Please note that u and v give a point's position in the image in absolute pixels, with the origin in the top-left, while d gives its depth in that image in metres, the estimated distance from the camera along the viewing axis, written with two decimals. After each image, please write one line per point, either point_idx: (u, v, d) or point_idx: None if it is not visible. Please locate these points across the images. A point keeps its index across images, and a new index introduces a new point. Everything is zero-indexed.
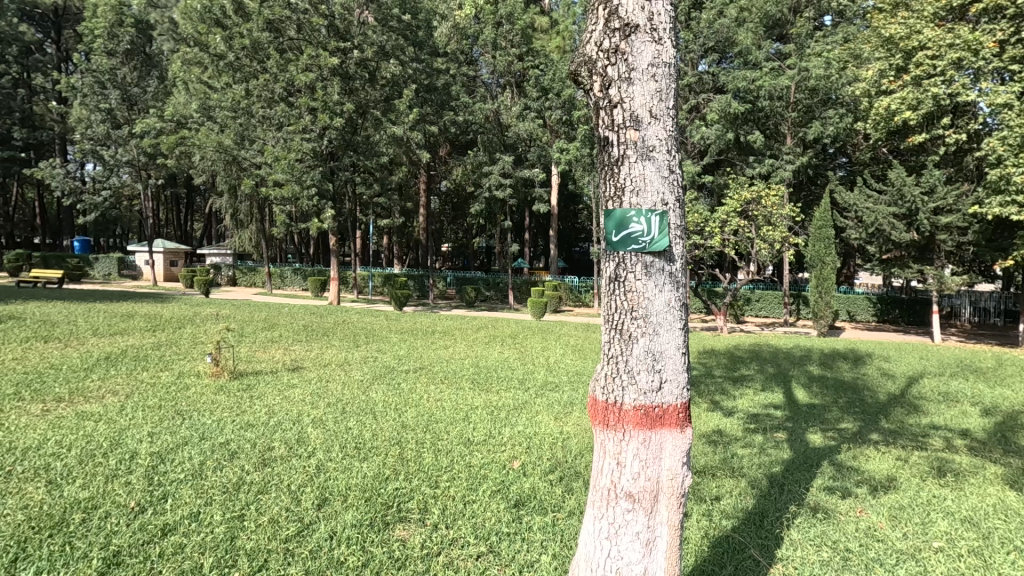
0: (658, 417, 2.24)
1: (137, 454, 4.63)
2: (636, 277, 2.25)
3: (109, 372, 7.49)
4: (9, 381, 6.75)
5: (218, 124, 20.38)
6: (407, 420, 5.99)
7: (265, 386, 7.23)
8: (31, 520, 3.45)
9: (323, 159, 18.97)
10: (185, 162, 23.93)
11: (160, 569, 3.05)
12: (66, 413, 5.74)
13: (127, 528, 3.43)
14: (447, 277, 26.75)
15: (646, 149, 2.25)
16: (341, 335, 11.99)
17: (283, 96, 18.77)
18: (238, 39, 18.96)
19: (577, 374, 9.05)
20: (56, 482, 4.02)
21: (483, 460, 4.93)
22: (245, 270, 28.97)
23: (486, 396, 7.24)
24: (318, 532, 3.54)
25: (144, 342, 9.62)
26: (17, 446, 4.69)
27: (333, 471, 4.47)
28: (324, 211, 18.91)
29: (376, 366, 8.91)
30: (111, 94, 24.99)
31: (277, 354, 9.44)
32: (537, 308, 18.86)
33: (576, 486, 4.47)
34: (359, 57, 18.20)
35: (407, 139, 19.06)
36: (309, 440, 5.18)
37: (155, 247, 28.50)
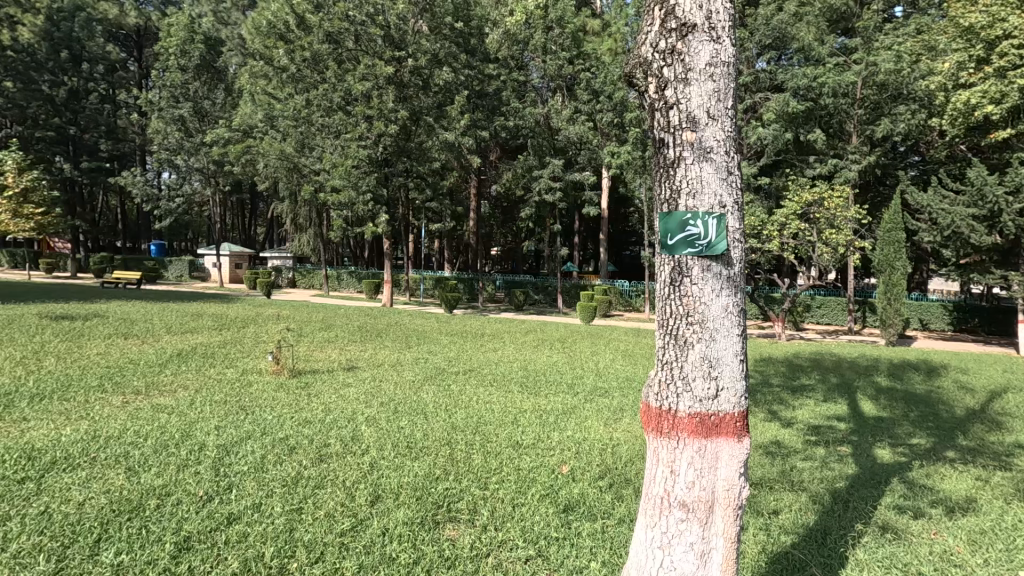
0: (713, 425, 2.18)
1: (205, 445, 4.91)
2: (691, 281, 2.20)
3: (180, 368, 7.98)
4: (95, 373, 7.32)
5: (281, 133, 21.46)
6: (456, 420, 6.09)
7: (323, 385, 7.50)
8: (113, 503, 3.72)
9: (378, 165, 19.55)
10: (250, 169, 25.20)
11: (226, 556, 3.21)
12: (142, 405, 6.15)
13: (196, 516, 3.63)
14: (496, 281, 26.93)
15: (702, 150, 2.21)
16: (393, 336, 12.33)
17: (341, 105, 19.38)
18: (300, 51, 19.80)
19: (627, 380, 8.88)
20: (134, 469, 4.31)
21: (531, 463, 4.93)
22: (304, 272, 30.28)
23: (535, 400, 7.24)
24: (372, 528, 3.63)
25: (211, 340, 10.20)
26: (101, 433, 5.09)
27: (386, 469, 4.59)
28: (379, 215, 19.51)
29: (427, 367, 9.08)
30: (184, 106, 26.75)
31: (333, 354, 9.79)
32: (586, 313, 18.71)
33: (626, 493, 4.40)
34: (413, 65, 18.74)
35: (459, 144, 19.43)
36: (363, 438, 5.34)
37: (222, 251, 30.20)
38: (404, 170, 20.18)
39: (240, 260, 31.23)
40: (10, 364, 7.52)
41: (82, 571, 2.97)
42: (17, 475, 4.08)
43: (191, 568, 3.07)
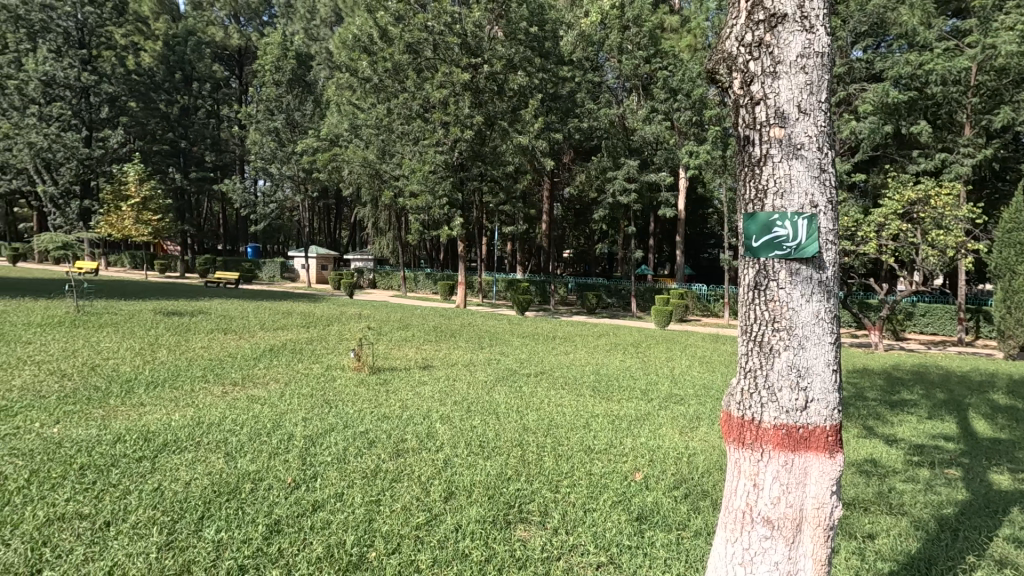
0: (801, 438, 2.06)
1: (293, 435, 5.24)
2: (778, 285, 2.09)
3: (272, 362, 8.56)
4: (199, 365, 8.02)
5: (364, 141, 22.57)
6: (528, 422, 6.10)
7: (400, 382, 7.80)
8: (214, 485, 4.06)
9: (454, 170, 20.05)
10: (335, 176, 26.65)
11: (311, 540, 3.41)
12: (240, 395, 6.68)
13: (286, 501, 3.89)
14: (568, 283, 26.76)
15: (792, 147, 2.09)
16: (466, 337, 12.58)
17: (420, 112, 20.07)
18: (382, 62, 20.70)
19: (705, 387, 8.54)
20: (231, 454, 4.68)
21: (604, 468, 4.87)
22: (383, 273, 31.60)
23: (608, 405, 7.14)
24: (446, 523, 3.72)
25: (300, 337, 10.88)
26: (204, 420, 5.57)
27: (460, 467, 4.69)
28: (454, 219, 20.02)
29: (499, 368, 9.20)
30: (278, 118, 28.77)
31: (410, 353, 10.12)
32: (661, 317, 18.21)
33: (703, 505, 4.23)
34: (489, 71, 19.07)
35: (532, 147, 19.55)
36: (437, 435, 5.49)
37: (310, 254, 32.10)
38: (479, 174, 20.59)
39: (326, 262, 33.08)
40: (130, 354, 8.40)
41: (189, 544, 3.27)
42: (135, 454, 4.55)
43: (280, 550, 3.28)
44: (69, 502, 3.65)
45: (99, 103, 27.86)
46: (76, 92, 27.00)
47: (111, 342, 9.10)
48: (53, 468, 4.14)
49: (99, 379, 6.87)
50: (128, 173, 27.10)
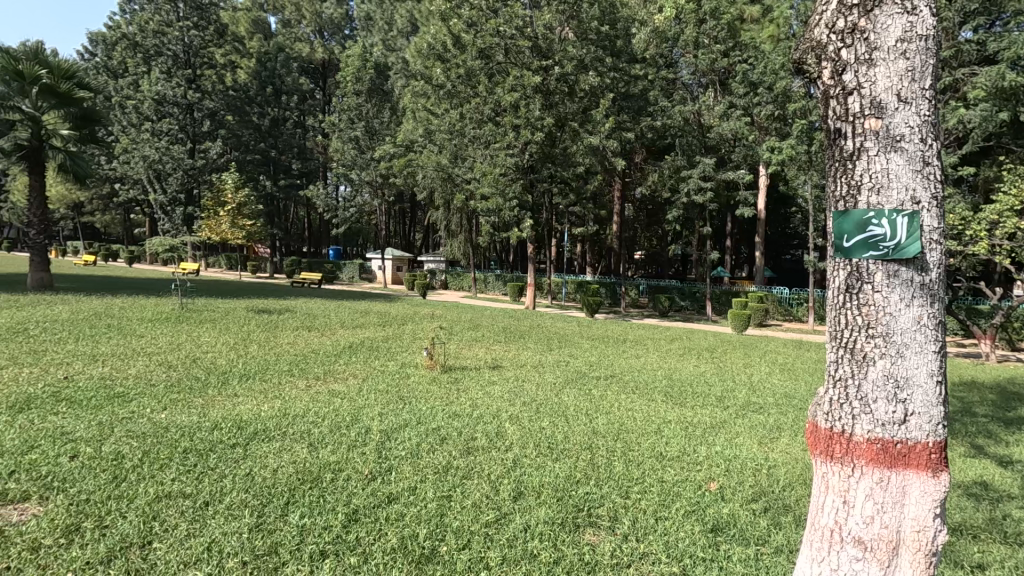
0: (896, 455, 1.90)
1: (370, 429, 5.48)
2: (873, 288, 1.95)
3: (351, 359, 8.99)
4: (287, 360, 8.55)
5: (437, 145, 23.21)
6: (598, 426, 6.02)
7: (470, 381, 7.94)
8: (299, 473, 4.32)
9: (524, 172, 20.19)
10: (410, 180, 27.57)
11: (386, 531, 3.55)
12: (322, 389, 7.07)
13: (363, 492, 4.06)
14: (640, 285, 26.18)
15: (890, 140, 1.94)
16: (536, 338, 12.62)
17: (491, 116, 20.33)
18: (455, 69, 21.17)
19: (787, 396, 8.06)
20: (315, 445, 4.97)
21: (676, 476, 4.71)
22: (455, 275, 32.31)
23: (681, 411, 6.91)
24: (515, 523, 3.74)
25: (376, 335, 11.35)
26: (291, 411, 5.94)
27: (528, 467, 4.71)
28: (524, 220, 20.16)
29: (568, 370, 9.15)
30: (358, 127, 30.15)
31: (480, 352, 10.30)
32: (738, 321, 17.38)
33: (785, 520, 4.00)
34: (559, 72, 19.04)
35: (603, 147, 19.31)
36: (507, 435, 5.54)
37: (386, 255, 33.41)
38: (549, 176, 20.62)
39: (401, 263, 34.29)
40: (227, 348, 9.11)
41: (275, 527, 3.49)
42: (230, 440, 4.93)
43: (358, 538, 3.44)
44: (175, 482, 4.01)
45: (201, 118, 30.41)
46: (182, 108, 29.62)
47: (210, 337, 9.91)
48: (161, 450, 4.58)
49: (199, 371, 7.51)
50: (226, 182, 29.40)
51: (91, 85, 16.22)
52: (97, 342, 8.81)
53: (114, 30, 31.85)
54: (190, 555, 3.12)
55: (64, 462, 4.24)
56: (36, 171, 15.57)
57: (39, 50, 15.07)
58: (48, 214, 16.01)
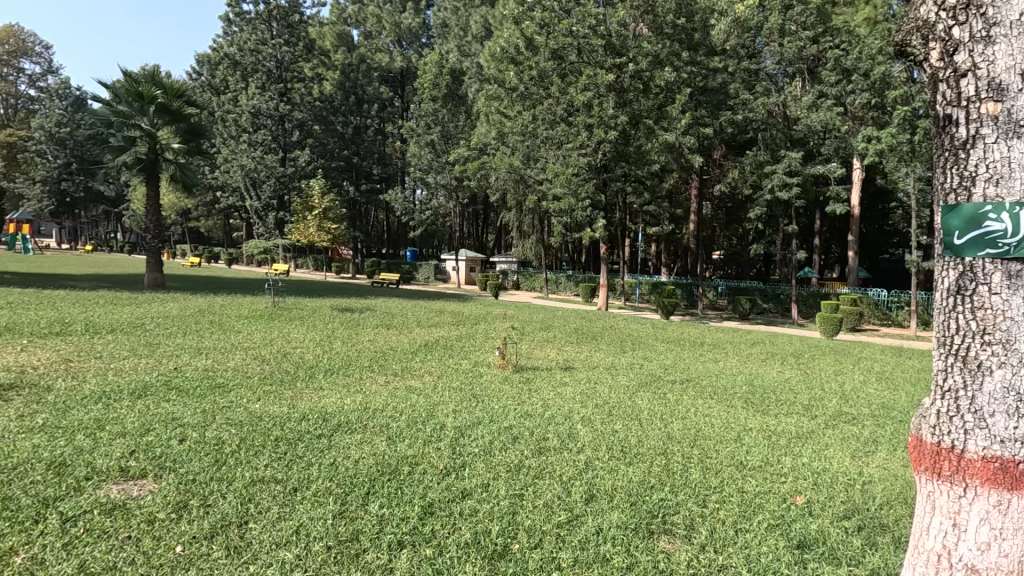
0: (1011, 474, 1.98)
1: (444, 426, 5.63)
2: (990, 292, 2.01)
3: (428, 356, 9.30)
4: (367, 357, 8.96)
5: (511, 147, 23.47)
6: (673, 431, 5.85)
7: (542, 382, 7.94)
8: (378, 464, 4.51)
9: (597, 171, 19.96)
10: (483, 182, 28.02)
11: (459, 525, 3.63)
12: (399, 385, 7.35)
13: (438, 486, 4.19)
14: (719, 287, 25.13)
15: (1012, 126, 1.99)
16: (609, 339, 12.45)
17: (564, 116, 20.23)
18: (528, 71, 21.27)
19: (885, 408, 7.42)
20: (393, 438, 5.17)
21: (758, 488, 4.48)
22: (526, 275, 32.48)
23: (763, 419, 6.56)
24: (587, 525, 3.71)
25: (451, 334, 11.65)
26: (370, 405, 6.23)
27: (600, 470, 4.65)
28: (597, 221, 19.96)
29: (641, 373, 8.94)
30: (434, 131, 31.09)
31: (551, 353, 10.30)
32: (827, 325, 16.24)
33: (882, 541, 3.70)
34: (634, 69, 18.67)
35: (680, 144, 18.71)
36: (578, 436, 5.51)
37: (460, 256, 34.16)
38: (623, 175, 20.26)
39: (474, 264, 34.92)
40: (313, 344, 9.70)
41: (357, 515, 3.67)
42: (316, 431, 5.24)
43: (433, 531, 3.54)
44: (268, 467, 4.32)
45: (291, 129, 32.49)
46: (275, 120, 31.80)
47: (298, 333, 10.56)
48: (256, 437, 4.95)
49: (290, 365, 8.04)
50: (313, 188, 31.28)
51: (198, 102, 17.78)
52: (202, 336, 9.66)
53: (217, 51, 34.72)
54: (281, 536, 3.35)
55: (175, 445, 4.68)
56: (152, 181, 17.28)
57: (155, 73, 16.71)
58: (162, 219, 17.70)
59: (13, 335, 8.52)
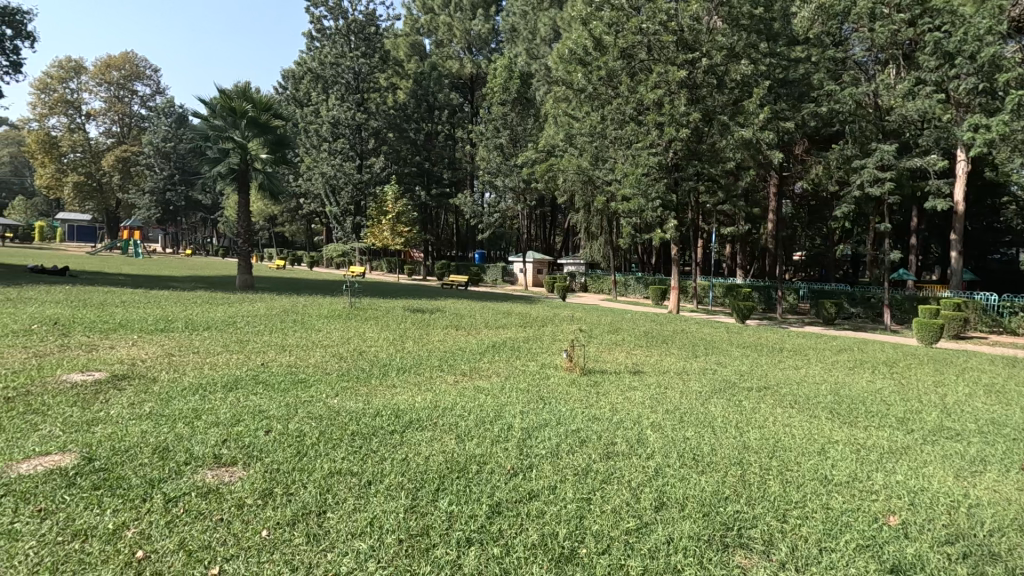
0: None
1: (512, 426, 5.67)
2: None
3: (496, 357, 9.41)
4: (437, 356, 9.19)
5: (579, 148, 23.29)
6: (749, 440, 5.57)
7: (610, 385, 7.81)
8: (448, 462, 4.62)
9: (668, 170, 19.39)
10: (551, 184, 27.97)
11: (527, 526, 3.64)
12: (467, 385, 7.48)
13: (505, 485, 4.22)
14: (800, 290, 23.69)
15: None
16: (680, 344, 12.06)
17: (633, 116, 19.82)
18: (596, 71, 21.04)
19: (996, 424, 6.70)
20: (462, 437, 5.27)
21: (845, 505, 4.18)
22: (594, 277, 32.09)
23: (850, 432, 6.11)
24: (657, 534, 3.62)
25: (519, 336, 11.73)
26: (439, 404, 6.38)
27: (671, 478, 4.51)
28: (668, 222, 19.41)
29: (715, 379, 8.59)
30: (503, 135, 31.49)
31: (620, 356, 10.12)
32: (926, 332, 14.87)
33: (992, 572, 3.34)
34: (708, 64, 18.01)
35: (757, 140, 17.82)
36: (648, 442, 5.37)
37: (527, 258, 34.30)
38: (695, 173, 19.56)
39: (541, 266, 34.93)
40: (387, 342, 10.09)
41: (427, 511, 3.77)
42: (389, 427, 5.44)
43: (501, 530, 3.57)
44: (344, 460, 4.53)
45: (367, 137, 33.93)
46: (353, 130, 33.35)
47: (374, 332, 11.01)
48: (334, 431, 5.20)
49: (365, 362, 8.41)
50: (387, 193, 32.53)
51: (284, 115, 18.97)
52: (286, 334, 10.30)
53: (300, 66, 36.93)
54: (356, 526, 3.49)
55: (262, 435, 5.02)
56: (243, 189, 18.61)
57: (246, 89, 18.02)
58: (251, 225, 19.02)
59: (127, 331, 9.47)
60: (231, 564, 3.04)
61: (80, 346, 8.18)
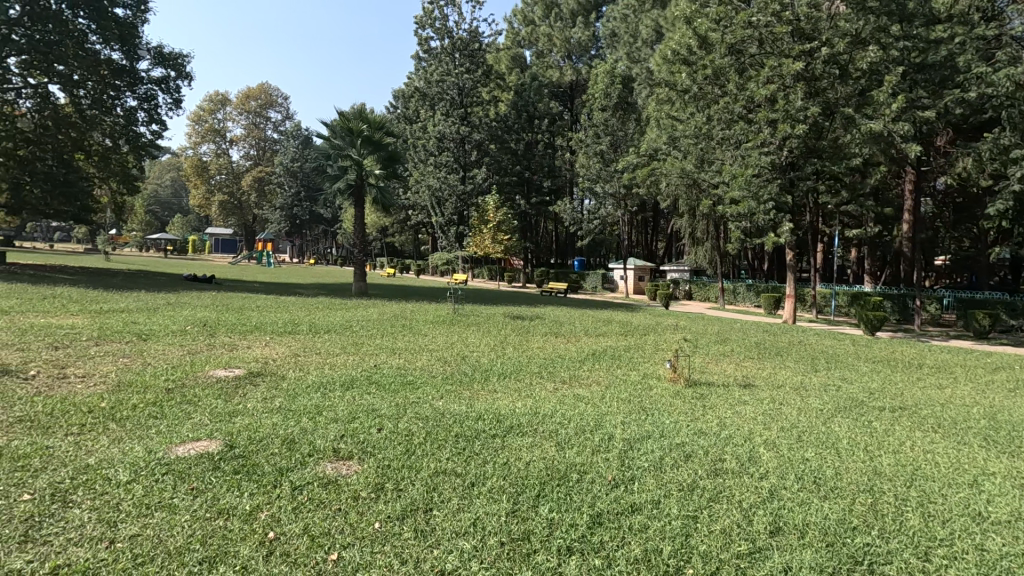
0: None
1: (613, 436, 5.57)
2: None
3: (595, 365, 9.28)
4: (537, 363, 9.24)
5: (683, 151, 22.46)
6: (882, 466, 5.02)
7: (717, 398, 7.40)
8: (548, 469, 4.62)
9: (782, 171, 18.10)
10: (653, 189, 27.20)
11: (629, 540, 3.55)
12: (568, 392, 7.47)
13: (606, 497, 4.15)
14: (945, 299, 20.92)
15: None
16: (797, 356, 11.12)
17: (742, 114, 18.78)
18: (701, 70, 20.24)
19: None
20: (562, 444, 5.27)
21: (1005, 547, 3.62)
22: (700, 285, 30.59)
23: (1012, 463, 5.27)
24: (772, 561, 3.36)
25: (619, 344, 11.52)
26: (540, 410, 6.42)
27: (789, 501, 4.17)
28: (783, 225, 18.07)
29: (838, 397, 7.80)
30: (603, 141, 31.16)
31: (728, 368, 9.57)
32: None
33: None
34: (828, 53, 16.61)
35: (888, 133, 16.10)
36: (761, 461, 5.02)
37: (628, 265, 33.55)
38: (814, 172, 18.08)
39: (643, 272, 33.99)
40: (488, 348, 10.36)
41: (528, 516, 3.80)
42: (491, 431, 5.56)
43: (602, 541, 3.52)
44: (449, 461, 4.71)
45: (470, 149, 35.18)
46: (457, 143, 34.75)
47: (475, 338, 11.33)
48: (439, 432, 5.43)
49: (468, 367, 8.69)
50: (488, 203, 33.45)
51: (395, 132, 20.23)
52: (396, 338, 10.93)
53: (409, 86, 39.16)
54: (461, 526, 3.61)
55: (375, 432, 5.37)
56: (358, 203, 20.03)
57: (362, 110, 19.53)
58: (365, 236, 20.41)
59: (261, 332, 10.57)
60: (349, 551, 3.27)
61: (223, 345, 9.28)
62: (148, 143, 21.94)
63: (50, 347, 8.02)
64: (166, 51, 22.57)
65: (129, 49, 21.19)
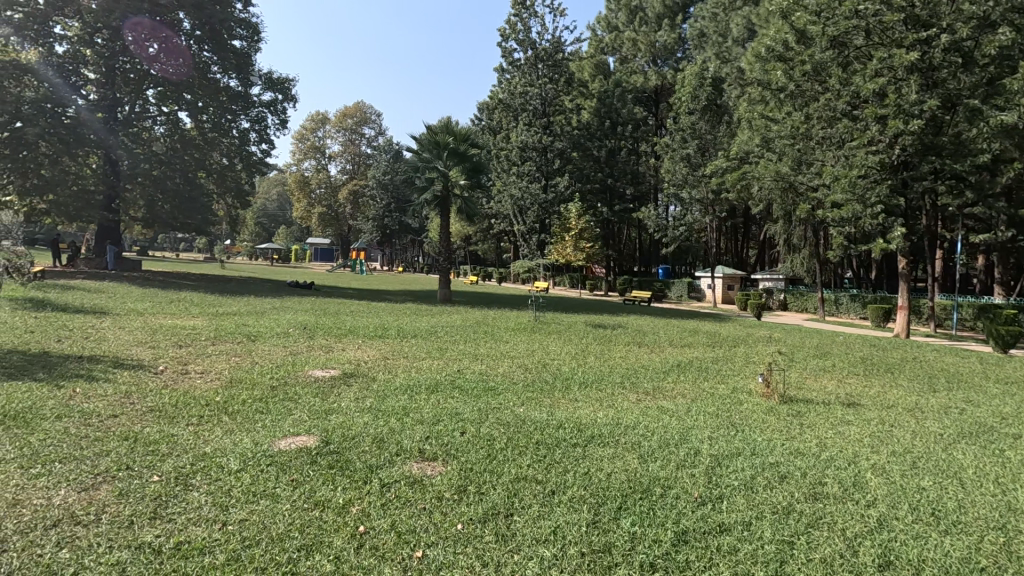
0: None
1: (700, 451, 5.34)
2: None
3: (680, 377, 8.96)
4: (619, 373, 9.03)
5: (778, 152, 21.22)
6: (1017, 501, 4.42)
7: (816, 417, 6.88)
8: (631, 482, 4.51)
9: (893, 170, 16.56)
10: (744, 193, 25.91)
11: (718, 562, 3.38)
12: (652, 404, 7.26)
13: (692, 514, 3.98)
14: None
15: None
16: (911, 374, 10.07)
17: (847, 111, 17.41)
18: (800, 67, 19.07)
19: None
20: (645, 457, 5.12)
21: None
22: (797, 294, 28.58)
23: None
24: None
25: (707, 355, 11.06)
26: (622, 421, 6.28)
27: (902, 534, 3.79)
28: (894, 229, 16.50)
29: (962, 421, 6.98)
30: (690, 144, 30.12)
31: (830, 385, 8.86)
32: None
33: None
34: (949, 40, 14.98)
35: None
36: (868, 487, 4.60)
37: (716, 273, 32.07)
38: (932, 171, 16.38)
39: (732, 281, 32.35)
40: (570, 356, 10.30)
41: (610, 528, 3.73)
42: (572, 439, 5.53)
43: (688, 560, 3.38)
44: (530, 468, 4.72)
45: (552, 158, 35.35)
46: (539, 152, 35.05)
47: (556, 346, 11.29)
48: (519, 439, 5.46)
49: (548, 374, 8.72)
50: (570, 211, 33.36)
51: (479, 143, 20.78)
52: (478, 344, 11.17)
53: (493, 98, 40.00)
54: (541, 533, 3.61)
55: (458, 435, 5.51)
56: (444, 213, 20.70)
57: (449, 123, 20.26)
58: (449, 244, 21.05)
59: (354, 336, 11.22)
60: (432, 550, 3.37)
61: (321, 346, 9.95)
62: (258, 161, 24.06)
63: (176, 345, 8.98)
64: (275, 77, 24.66)
65: (244, 77, 23.35)
